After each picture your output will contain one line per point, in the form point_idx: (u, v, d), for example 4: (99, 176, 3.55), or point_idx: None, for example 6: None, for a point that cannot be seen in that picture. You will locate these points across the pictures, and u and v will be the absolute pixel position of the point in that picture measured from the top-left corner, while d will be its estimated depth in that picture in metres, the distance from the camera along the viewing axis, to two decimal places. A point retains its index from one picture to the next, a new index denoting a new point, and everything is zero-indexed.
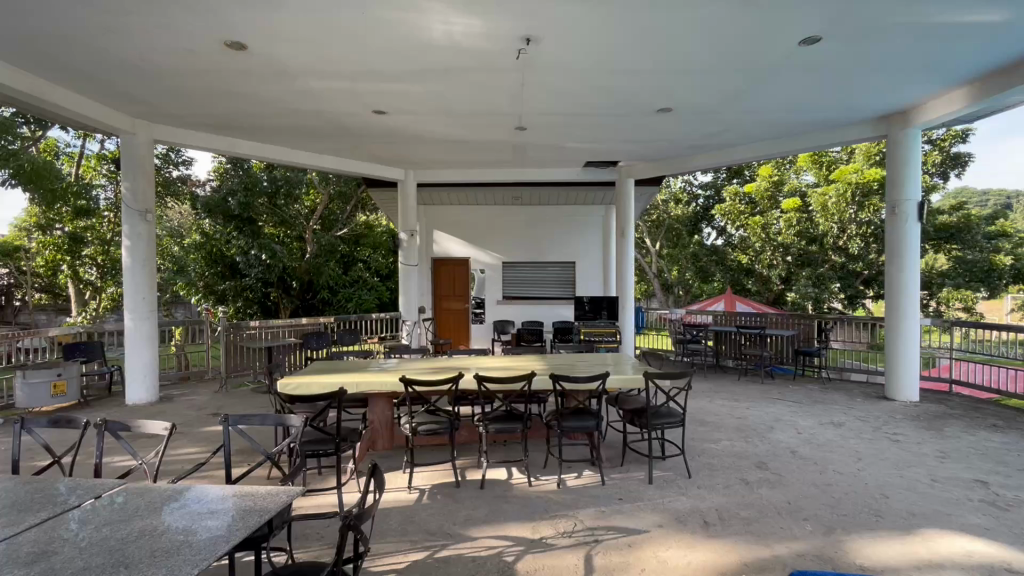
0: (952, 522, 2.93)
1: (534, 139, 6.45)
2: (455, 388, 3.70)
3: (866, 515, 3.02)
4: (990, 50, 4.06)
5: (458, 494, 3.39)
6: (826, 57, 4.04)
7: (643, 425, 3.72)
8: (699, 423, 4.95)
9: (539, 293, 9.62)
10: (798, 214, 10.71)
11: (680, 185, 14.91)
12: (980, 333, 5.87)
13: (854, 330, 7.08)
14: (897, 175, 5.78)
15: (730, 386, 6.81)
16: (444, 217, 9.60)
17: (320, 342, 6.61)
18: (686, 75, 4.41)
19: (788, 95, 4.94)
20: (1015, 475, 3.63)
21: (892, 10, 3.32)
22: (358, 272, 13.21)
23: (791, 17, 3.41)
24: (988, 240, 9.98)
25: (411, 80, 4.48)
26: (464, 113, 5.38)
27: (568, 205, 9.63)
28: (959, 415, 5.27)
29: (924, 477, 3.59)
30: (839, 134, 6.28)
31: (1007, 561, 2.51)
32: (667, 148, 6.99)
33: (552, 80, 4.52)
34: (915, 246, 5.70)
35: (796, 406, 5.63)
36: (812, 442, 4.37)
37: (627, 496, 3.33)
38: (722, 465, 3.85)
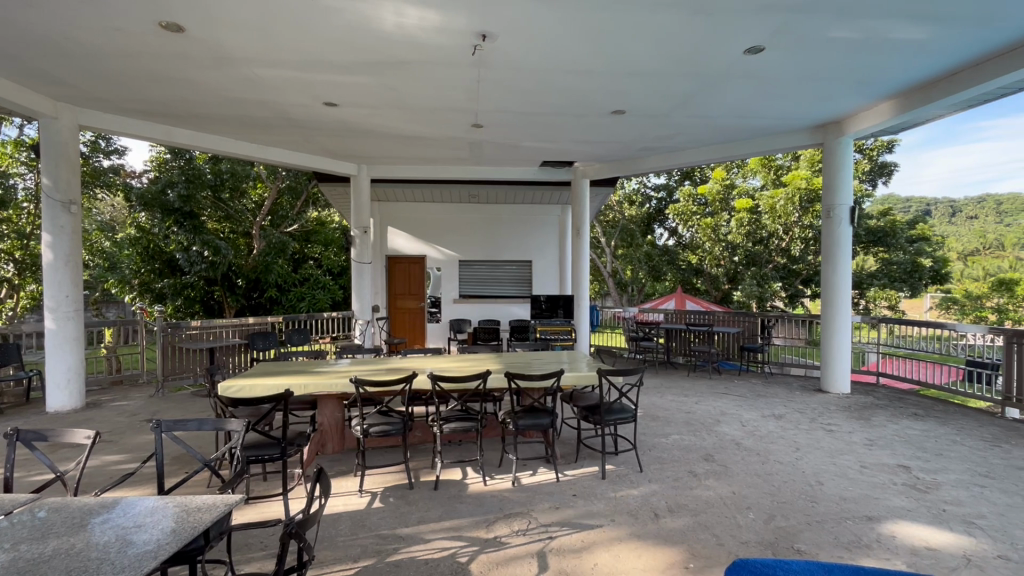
0: (879, 505, 3.14)
1: (491, 137, 6.43)
2: (408, 388, 3.63)
3: (803, 502, 3.19)
4: (912, 66, 4.38)
5: (411, 496, 3.33)
6: (769, 66, 4.22)
7: (597, 422, 3.77)
8: (649, 418, 5.11)
9: (495, 291, 9.62)
10: (747, 215, 11.11)
11: (634, 186, 15.27)
12: (903, 329, 6.32)
13: (793, 328, 7.48)
14: (832, 180, 6.13)
15: (680, 381, 7.05)
16: (399, 215, 9.42)
17: (267, 343, 6.36)
18: (637, 78, 4.53)
19: (734, 101, 5.15)
20: (933, 460, 3.94)
21: (826, 24, 3.52)
22: (309, 270, 12.82)
23: (737, 27, 3.55)
24: (911, 243, 10.80)
25: (364, 72, 4.36)
26: (419, 108, 5.29)
27: (527, 204, 9.68)
28: (885, 405, 5.68)
29: (854, 464, 3.83)
30: (780, 140, 6.61)
31: (925, 541, 2.72)
32: (621, 150, 7.14)
33: (509, 78, 4.52)
34: (848, 248, 6.09)
35: (741, 399, 5.90)
36: (755, 434, 4.58)
37: (581, 493, 3.38)
38: (672, 458, 3.97)
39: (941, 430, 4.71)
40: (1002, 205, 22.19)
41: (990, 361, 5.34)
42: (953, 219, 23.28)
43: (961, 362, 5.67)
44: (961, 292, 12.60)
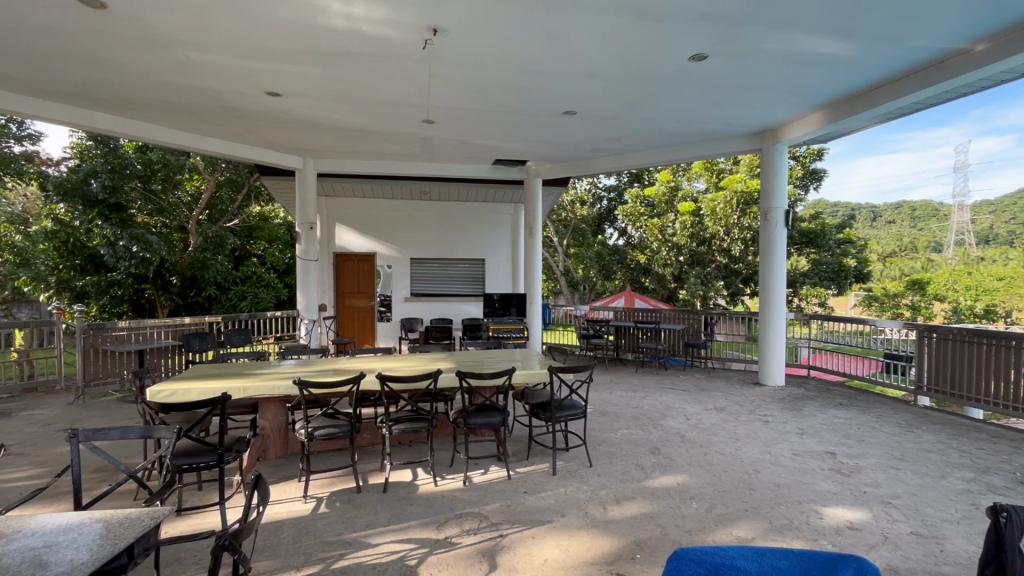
0: (809, 490, 3.35)
1: (444, 133, 6.35)
2: (355, 389, 3.52)
3: (741, 490, 3.35)
4: (839, 80, 4.70)
5: (359, 500, 3.24)
6: (712, 73, 4.41)
7: (548, 418, 3.81)
8: (599, 413, 5.22)
9: (448, 290, 9.53)
10: (691, 216, 11.57)
11: (585, 187, 15.62)
12: (831, 325, 6.83)
13: (734, 324, 7.86)
14: (768, 185, 6.48)
15: (629, 377, 7.25)
16: (348, 211, 9.14)
17: (204, 344, 6.02)
18: (587, 80, 4.60)
19: (680, 106, 5.33)
20: (856, 445, 4.25)
21: (763, 36, 3.70)
22: (251, 267, 12.22)
23: (682, 34, 3.67)
24: (838, 244, 11.61)
25: (310, 62, 4.19)
26: (369, 101, 5.15)
27: (480, 202, 9.65)
28: (815, 396, 6.08)
29: (787, 452, 4.07)
30: (722, 146, 6.91)
31: (849, 521, 2.93)
32: (572, 150, 7.23)
33: (460, 75, 4.47)
34: (783, 248, 6.45)
35: (685, 394, 6.13)
36: (698, 427, 4.77)
37: (532, 489, 3.40)
38: (620, 452, 4.08)
39: (863, 417, 5.09)
40: (915, 211, 24.30)
41: (904, 353, 5.82)
42: (874, 222, 25.26)
43: (879, 355, 6.16)
44: (880, 291, 13.70)
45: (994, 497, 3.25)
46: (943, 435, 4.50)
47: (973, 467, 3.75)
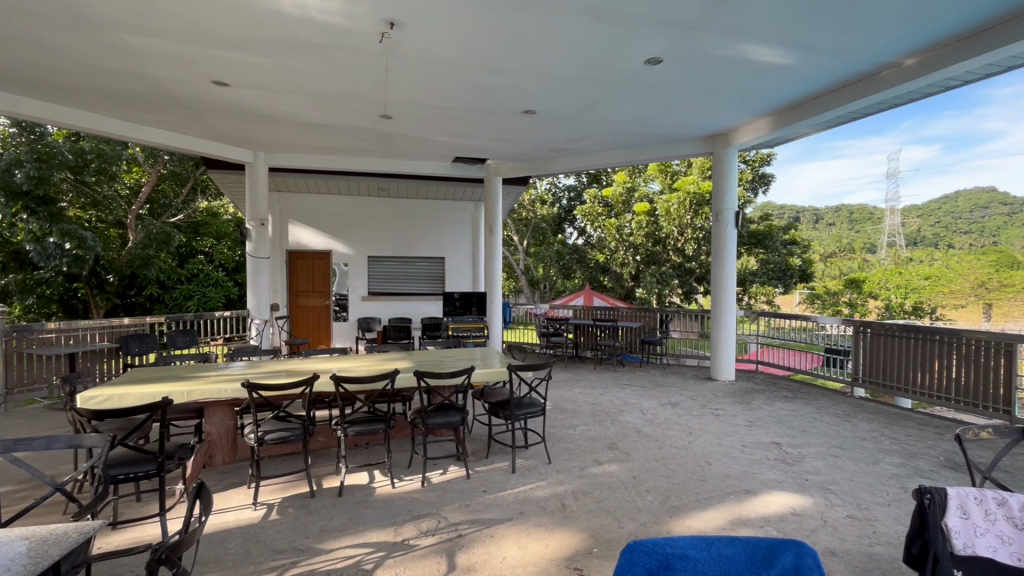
0: (756, 479, 3.50)
1: (402, 129, 6.24)
2: (309, 391, 3.41)
3: (693, 481, 3.46)
4: (784, 88, 4.93)
5: (312, 505, 3.14)
6: (666, 77, 4.53)
7: (507, 417, 3.81)
8: (559, 411, 5.28)
9: (407, 288, 9.39)
10: (647, 216, 11.89)
11: (545, 187, 15.81)
12: (777, 322, 7.17)
13: (688, 322, 8.13)
14: (720, 187, 6.72)
15: (587, 374, 7.37)
16: (301, 207, 8.83)
17: (143, 346, 5.68)
18: (546, 80, 4.63)
19: (636, 108, 5.45)
20: (799, 436, 4.47)
21: (714, 43, 3.84)
22: (197, 265, 11.67)
23: (637, 38, 3.76)
24: (783, 245, 12.19)
25: (260, 51, 4.02)
26: (323, 94, 4.99)
27: (440, 200, 9.55)
28: (762, 389, 6.37)
29: (736, 444, 4.24)
30: (676, 148, 7.12)
31: (792, 507, 3.08)
32: (531, 149, 7.26)
33: (418, 70, 4.40)
34: (733, 248, 6.71)
35: (641, 389, 6.29)
36: (653, 421, 4.90)
37: (491, 488, 3.39)
38: (578, 448, 4.14)
39: (806, 409, 5.37)
40: (853, 214, 25.83)
41: (842, 348, 6.16)
42: (816, 224, 26.69)
43: (819, 349, 6.50)
44: (822, 289, 14.47)
45: (919, 480, 3.50)
46: (876, 424, 4.81)
47: (902, 453, 4.02)
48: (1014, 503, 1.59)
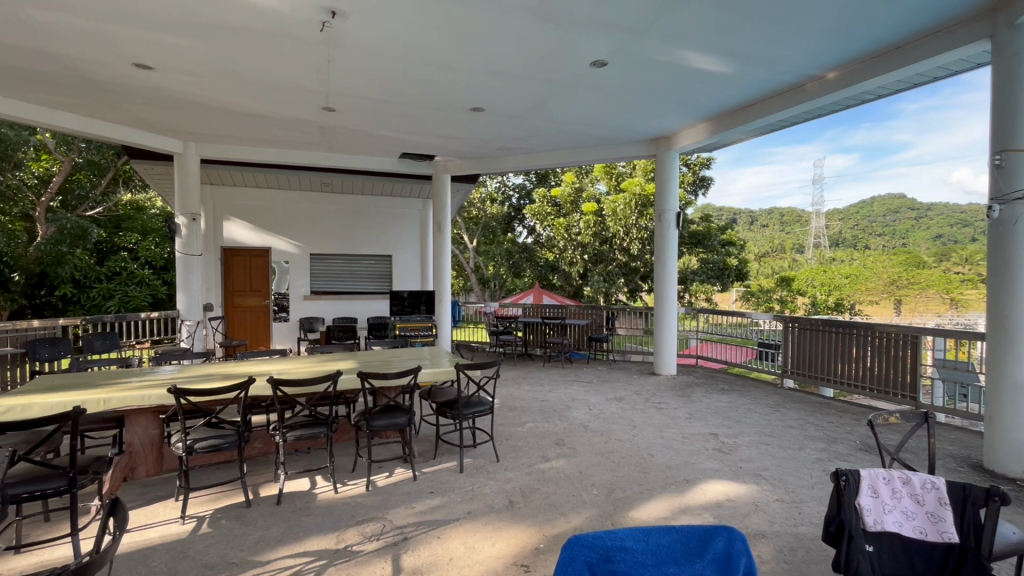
0: (695, 469, 3.66)
1: (346, 123, 6.05)
2: (244, 396, 3.23)
3: (637, 473, 3.57)
4: (720, 95, 5.19)
5: (247, 515, 2.97)
6: (611, 79, 4.63)
7: (455, 416, 3.77)
8: (507, 408, 5.29)
9: (353, 287, 9.12)
10: (594, 217, 12.14)
11: (495, 185, 15.89)
12: (715, 318, 7.52)
13: (633, 319, 8.37)
14: (663, 188, 6.96)
15: (536, 371, 7.44)
16: (237, 201, 8.36)
17: (54, 351, 5.19)
18: (493, 78, 4.61)
19: (582, 110, 5.55)
20: (734, 426, 4.72)
21: (656, 48, 3.97)
22: (119, 262, 10.78)
23: (583, 40, 3.83)
24: (721, 245, 12.81)
25: (190, 34, 3.77)
26: (260, 83, 4.75)
27: (387, 197, 9.35)
28: (701, 382, 6.67)
29: (677, 436, 4.42)
30: (621, 150, 7.31)
31: (728, 494, 3.24)
32: (480, 147, 7.23)
33: (362, 62, 4.27)
34: (674, 247, 6.98)
35: (588, 385, 6.43)
36: (600, 416, 5.02)
37: (438, 489, 3.35)
38: (526, 445, 4.16)
39: (741, 400, 5.67)
40: (783, 216, 27.55)
41: (774, 342, 6.56)
42: (751, 226, 28.26)
43: (753, 344, 6.90)
44: (756, 288, 15.32)
45: (839, 463, 3.78)
46: (802, 413, 5.16)
47: (824, 438, 4.33)
48: (916, 480, 1.73)
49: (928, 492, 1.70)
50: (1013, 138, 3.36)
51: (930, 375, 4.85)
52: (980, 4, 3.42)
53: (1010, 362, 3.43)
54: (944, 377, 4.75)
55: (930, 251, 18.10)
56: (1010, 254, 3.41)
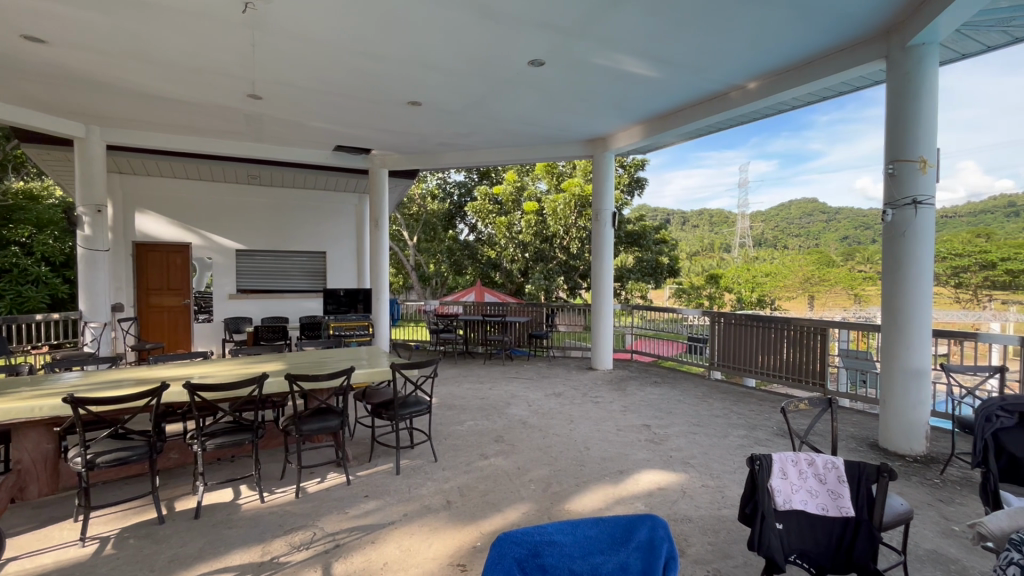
0: (629, 460, 3.78)
1: (274, 112, 5.73)
2: (156, 404, 2.98)
3: (573, 466, 3.65)
4: (653, 100, 5.39)
5: (160, 532, 2.75)
6: (548, 79, 4.68)
7: (391, 417, 3.68)
8: (446, 408, 5.24)
9: (284, 285, 8.69)
10: (535, 216, 12.27)
11: (435, 182, 15.70)
12: (650, 315, 7.84)
13: (573, 316, 8.56)
14: (600, 188, 7.15)
15: (476, 369, 7.42)
16: (151, 191, 7.69)
17: None
18: (431, 72, 4.53)
19: (521, 108, 5.58)
20: (665, 417, 4.93)
21: (591, 51, 4.06)
22: (8, 258, 9.64)
23: (520, 38, 3.83)
24: (655, 244, 13.37)
25: (91, 6, 3.41)
26: (175, 65, 4.38)
27: (321, 191, 8.98)
28: (636, 376, 6.93)
29: (612, 428, 4.56)
30: (560, 150, 7.43)
31: (658, 483, 3.38)
32: (419, 141, 7.09)
33: (291, 48, 4.05)
34: (611, 246, 7.19)
35: (528, 382, 6.50)
36: (539, 412, 5.08)
37: (373, 492, 3.26)
38: (465, 444, 4.14)
39: (671, 392, 5.94)
40: (712, 217, 29.16)
41: (702, 336, 6.95)
42: (683, 226, 29.71)
43: (683, 338, 7.28)
44: (687, 285, 16.11)
45: (758, 448, 4.06)
46: (726, 402, 5.48)
47: (745, 426, 4.63)
48: (819, 460, 1.87)
49: (829, 471, 1.84)
50: (904, 150, 3.73)
51: (836, 363, 5.32)
52: (877, 27, 3.76)
53: (903, 351, 3.80)
54: (848, 365, 5.23)
55: (838, 250, 19.85)
56: (904, 255, 3.77)
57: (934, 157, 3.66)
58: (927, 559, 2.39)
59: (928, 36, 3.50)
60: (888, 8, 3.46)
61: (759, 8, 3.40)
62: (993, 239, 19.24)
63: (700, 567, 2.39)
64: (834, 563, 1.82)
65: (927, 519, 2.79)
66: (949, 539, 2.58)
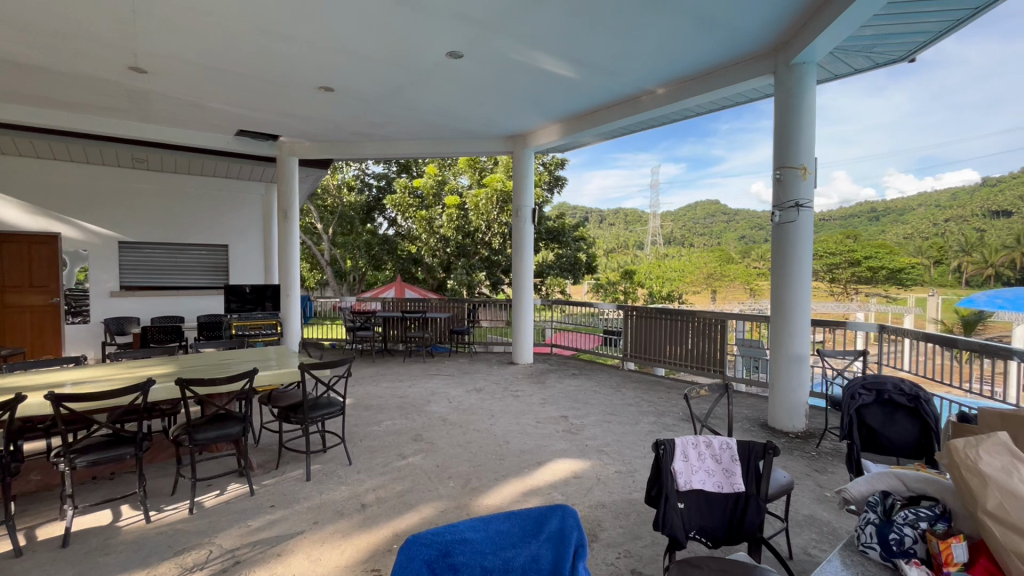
0: (548, 451, 3.86)
1: (163, 89, 5.15)
2: (10, 419, 2.56)
3: (493, 461, 3.66)
4: (570, 100, 5.53)
5: (16, 568, 2.37)
6: (467, 72, 4.63)
7: (300, 420, 3.45)
8: (362, 408, 5.03)
9: (177, 281, 7.91)
10: (456, 210, 12.14)
11: (352, 173, 15.04)
12: (570, 309, 8.07)
13: (496, 312, 8.68)
14: (520, 184, 7.20)
15: (396, 367, 7.21)
16: (6, 173, 6.59)
17: None
18: (344, 56, 4.30)
19: (441, 100, 5.47)
20: (581, 408, 5.10)
21: (508, 46, 4.06)
22: None
23: (437, 28, 3.75)
24: (574, 241, 13.75)
25: None
26: (35, 27, 3.78)
27: (220, 178, 8.25)
28: (556, 369, 7.11)
29: (531, 421, 4.63)
30: (481, 145, 7.40)
31: (574, 472, 3.47)
32: (333, 130, 6.73)
33: (182, 19, 3.65)
34: (531, 241, 7.29)
35: (449, 378, 6.43)
36: (459, 409, 5.04)
37: (281, 501, 3.05)
38: (382, 445, 4.00)
39: (588, 384, 6.15)
40: (627, 216, 30.63)
41: (617, 329, 7.28)
42: (601, 224, 30.92)
43: (599, 331, 7.59)
44: (604, 280, 16.77)
45: (666, 433, 4.32)
46: (638, 391, 5.78)
47: (655, 413, 4.91)
48: (716, 442, 2.00)
49: (724, 451, 1.98)
50: (789, 157, 4.13)
51: (733, 352, 5.80)
52: (766, 45, 4.12)
53: (787, 339, 4.22)
54: (744, 353, 5.69)
55: (738, 249, 21.67)
56: (788, 252, 4.17)
57: (814, 165, 4.08)
58: (806, 524, 2.67)
59: (807, 56, 3.90)
60: (776, 27, 3.79)
61: (666, 17, 3.58)
62: (859, 240, 22.06)
63: (612, 550, 2.49)
64: (729, 536, 1.98)
65: (805, 488, 3.12)
66: (822, 504, 2.90)
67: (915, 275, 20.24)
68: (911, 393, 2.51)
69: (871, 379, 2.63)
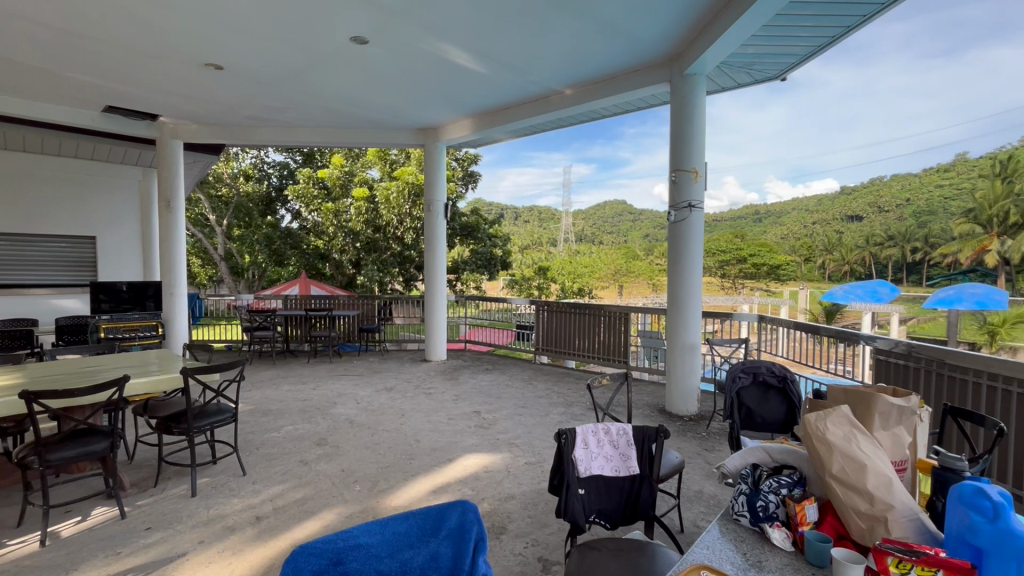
0: (459, 447, 3.84)
1: (3, 52, 4.36)
2: None
3: (403, 460, 3.57)
4: (481, 95, 5.52)
5: None
6: (374, 59, 4.45)
7: (183, 430, 3.11)
8: (259, 414, 4.66)
9: (30, 278, 6.79)
10: (365, 203, 11.65)
11: (249, 162, 13.87)
12: (485, 305, 8.11)
13: (410, 308, 8.50)
14: (432, 178, 7.08)
15: (299, 369, 6.78)
16: None
17: None
18: (233, 32, 3.94)
19: (346, 87, 5.21)
20: (494, 402, 5.14)
21: (417, 35, 3.96)
22: None
23: (340, 10, 3.56)
24: (489, 237, 13.79)
25: None
26: None
27: (85, 160, 7.24)
28: (470, 365, 7.11)
29: (443, 418, 4.59)
30: (390, 136, 7.15)
31: (486, 466, 3.49)
32: (223, 112, 6.14)
33: None
34: (444, 236, 7.18)
35: (358, 378, 6.17)
36: (368, 409, 4.85)
37: (159, 522, 2.74)
38: (281, 452, 3.74)
39: (501, 379, 6.21)
40: (541, 214, 31.37)
41: (529, 324, 7.44)
42: (516, 221, 31.39)
43: (513, 326, 7.74)
44: (519, 276, 17.03)
45: (573, 423, 4.48)
46: (549, 383, 5.95)
47: (564, 404, 5.07)
48: (613, 428, 2.09)
49: (620, 437, 2.07)
50: (682, 161, 4.44)
51: (637, 343, 6.17)
52: (663, 54, 4.40)
53: (681, 330, 4.56)
54: (646, 344, 6.08)
55: (643, 247, 23.14)
56: (682, 249, 4.50)
57: (704, 169, 4.43)
58: (695, 499, 2.91)
59: (698, 68, 4.22)
60: (671, 38, 4.06)
61: (572, 20, 3.69)
62: (745, 240, 24.49)
63: (519, 541, 2.53)
64: (624, 517, 2.08)
65: (696, 466, 3.39)
66: (709, 479, 3.18)
67: (790, 271, 22.91)
68: (780, 374, 2.86)
69: (749, 364, 2.94)
